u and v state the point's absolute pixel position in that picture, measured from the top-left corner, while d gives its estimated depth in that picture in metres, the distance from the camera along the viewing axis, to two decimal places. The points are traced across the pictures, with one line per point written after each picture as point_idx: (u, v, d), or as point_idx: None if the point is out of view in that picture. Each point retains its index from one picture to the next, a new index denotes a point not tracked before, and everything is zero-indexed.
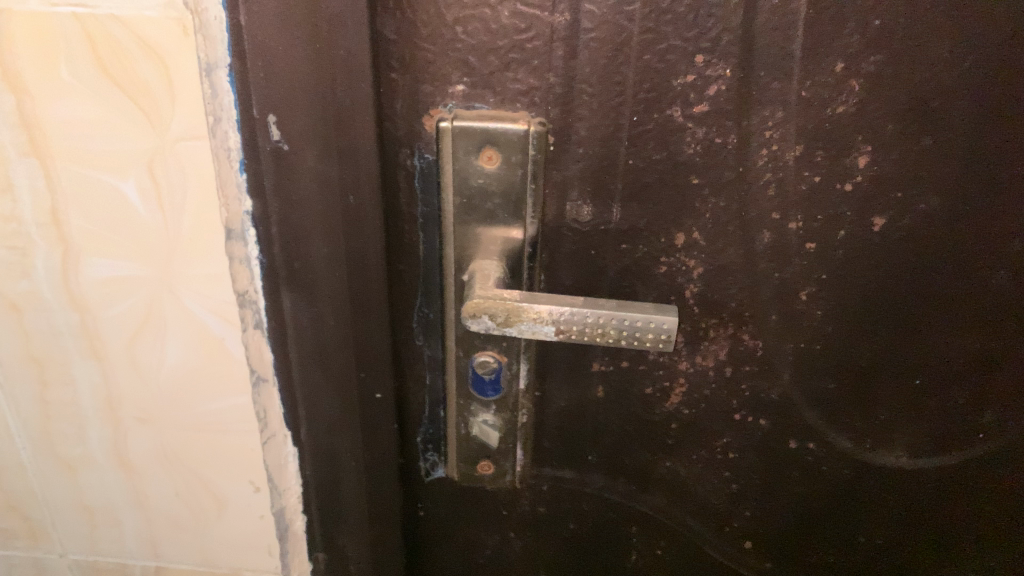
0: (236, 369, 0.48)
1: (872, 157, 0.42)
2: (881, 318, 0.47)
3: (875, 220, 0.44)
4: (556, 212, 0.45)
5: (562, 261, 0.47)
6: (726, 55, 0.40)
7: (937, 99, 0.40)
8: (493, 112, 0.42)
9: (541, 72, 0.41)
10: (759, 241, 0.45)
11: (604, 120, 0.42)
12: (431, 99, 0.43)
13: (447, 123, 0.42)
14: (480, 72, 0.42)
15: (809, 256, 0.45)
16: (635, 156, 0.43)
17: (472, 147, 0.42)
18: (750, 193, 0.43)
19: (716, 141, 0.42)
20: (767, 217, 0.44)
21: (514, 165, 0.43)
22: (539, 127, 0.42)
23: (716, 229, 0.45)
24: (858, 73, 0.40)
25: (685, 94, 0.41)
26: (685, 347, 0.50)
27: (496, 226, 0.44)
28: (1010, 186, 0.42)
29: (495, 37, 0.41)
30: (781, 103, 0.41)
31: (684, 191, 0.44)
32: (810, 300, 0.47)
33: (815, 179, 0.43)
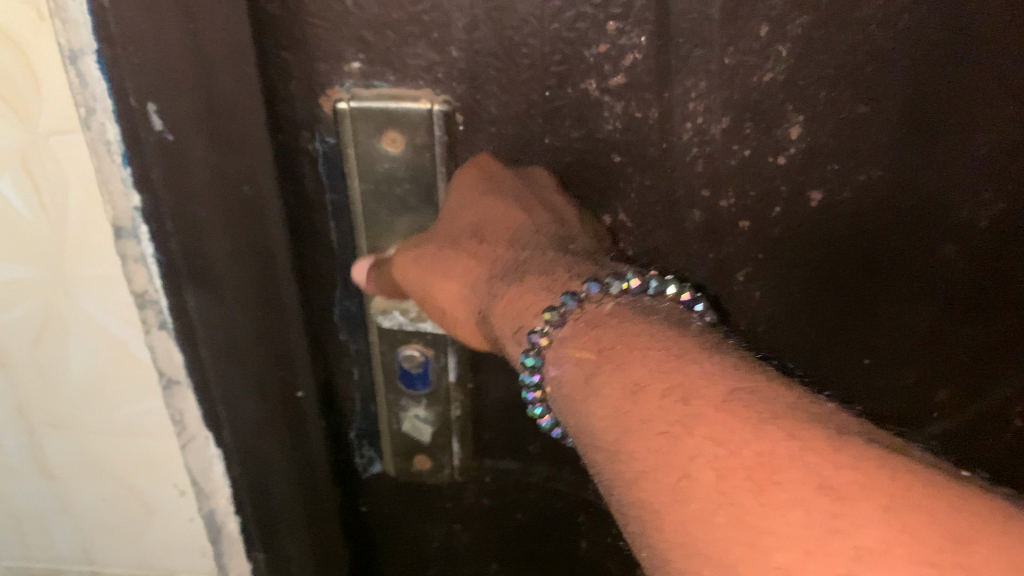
0: (144, 370, 0.45)
1: (805, 127, 0.39)
2: (822, 297, 0.44)
3: (811, 195, 0.41)
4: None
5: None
6: (640, 21, 0.36)
7: (872, 64, 0.37)
8: (393, 89, 0.39)
9: (440, 46, 0.37)
10: (690, 221, 0.42)
11: (514, 98, 0.38)
12: (326, 78, 0.39)
13: (344, 106, 0.39)
14: (375, 48, 0.38)
15: (743, 234, 0.42)
16: (551, 134, 0.40)
17: (373, 130, 0.39)
18: (676, 169, 0.40)
19: (637, 116, 0.39)
20: (697, 194, 0.41)
21: (420, 149, 0.40)
22: (444, 105, 0.39)
23: (643, 209, 0.42)
24: (783, 37, 0.36)
25: (600, 66, 0.37)
26: None
27: (407, 214, 0.42)
28: (955, 152, 0.39)
29: (386, 8, 0.37)
30: (703, 73, 0.37)
31: (606, 170, 0.40)
32: (747, 282, 0.44)
33: (744, 153, 0.39)
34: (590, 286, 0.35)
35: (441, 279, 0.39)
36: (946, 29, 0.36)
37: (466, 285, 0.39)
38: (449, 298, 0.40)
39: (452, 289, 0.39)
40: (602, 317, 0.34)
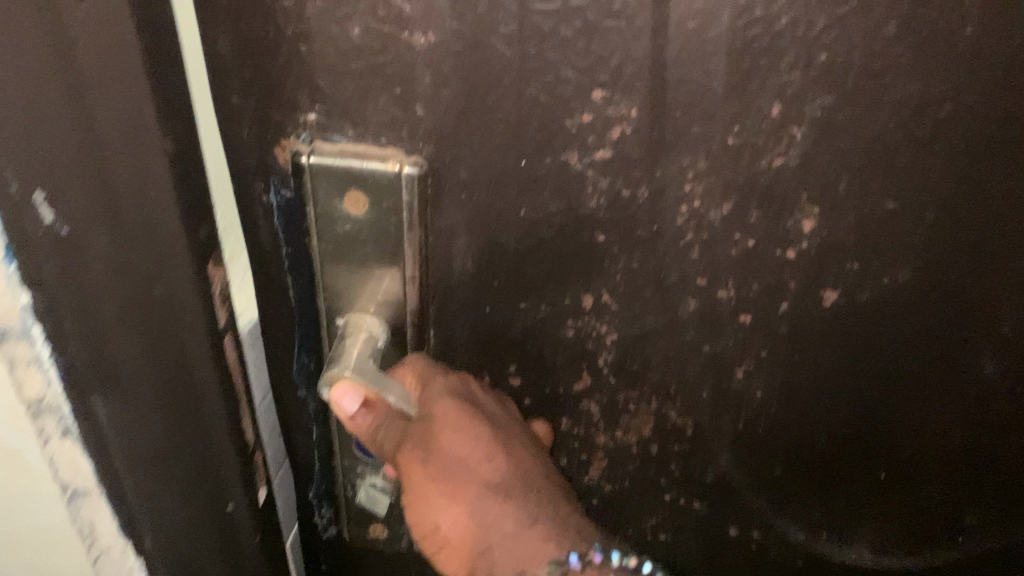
0: (43, 481, 0.35)
1: (820, 219, 0.33)
2: (837, 406, 0.39)
3: (826, 294, 0.35)
4: (438, 265, 0.37)
5: (456, 327, 0.39)
6: (630, 90, 0.31)
7: (906, 155, 0.31)
8: (357, 146, 0.34)
9: (405, 102, 0.32)
10: (683, 309, 0.37)
11: (487, 164, 0.34)
12: (280, 125, 0.34)
13: (303, 160, 0.34)
14: (334, 99, 0.33)
15: (744, 327, 0.37)
16: (527, 205, 0.34)
17: (334, 188, 0.35)
18: (667, 254, 0.35)
19: (623, 194, 0.34)
20: (691, 281, 0.36)
21: (387, 214, 0.35)
22: (412, 167, 0.34)
23: (630, 292, 0.36)
24: (799, 118, 0.31)
25: (583, 136, 0.32)
26: (604, 420, 0.41)
27: (367, 277, 0.37)
28: (1004, 265, 0.34)
29: (345, 58, 0.32)
30: (702, 151, 0.32)
31: (589, 248, 0.35)
32: (747, 379, 0.38)
33: (748, 243, 0.34)
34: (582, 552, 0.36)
35: (446, 502, 0.36)
36: (993, 125, 0.30)
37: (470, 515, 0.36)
38: (447, 524, 0.37)
39: (455, 517, 0.36)
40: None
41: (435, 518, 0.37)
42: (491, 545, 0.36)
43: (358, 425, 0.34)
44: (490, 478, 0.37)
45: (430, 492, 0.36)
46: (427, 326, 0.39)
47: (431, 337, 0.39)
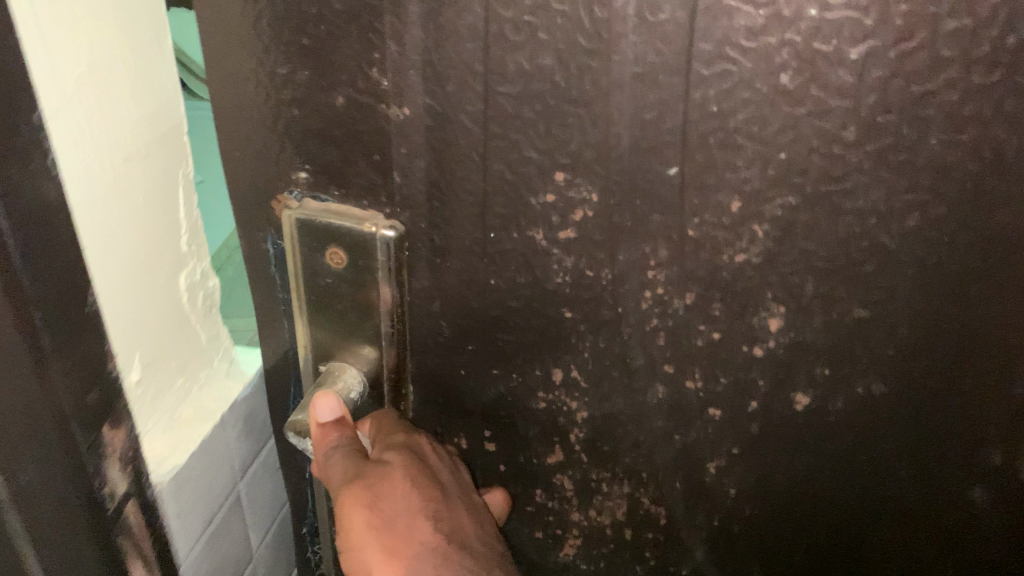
0: None
1: (788, 320, 0.32)
2: (815, 514, 0.37)
3: (797, 397, 0.34)
4: (416, 325, 0.38)
5: (434, 386, 0.40)
6: (590, 174, 0.31)
7: (873, 262, 0.30)
8: (339, 207, 0.35)
9: (381, 168, 0.34)
10: (652, 395, 0.36)
11: (459, 234, 0.35)
12: (275, 180, 0.36)
13: (291, 216, 0.36)
14: (320, 161, 0.34)
15: (714, 422, 0.36)
16: (495, 276, 0.35)
17: (317, 244, 0.36)
18: (632, 337, 0.35)
19: (587, 273, 0.34)
20: (659, 368, 0.35)
21: (366, 272, 0.36)
22: (389, 231, 0.35)
23: (598, 371, 0.36)
24: (759, 216, 0.30)
25: (547, 215, 0.33)
26: (579, 497, 0.41)
27: (346, 330, 0.38)
28: (993, 393, 0.32)
29: (326, 125, 0.33)
30: (663, 239, 0.32)
31: (557, 322, 0.35)
32: (720, 475, 0.37)
33: (714, 335, 0.33)
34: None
35: (382, 555, 0.34)
36: (968, 238, 0.29)
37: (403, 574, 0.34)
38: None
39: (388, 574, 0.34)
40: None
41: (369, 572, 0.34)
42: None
43: (324, 439, 0.36)
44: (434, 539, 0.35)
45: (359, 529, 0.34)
46: (406, 383, 0.40)
47: (411, 395, 0.40)
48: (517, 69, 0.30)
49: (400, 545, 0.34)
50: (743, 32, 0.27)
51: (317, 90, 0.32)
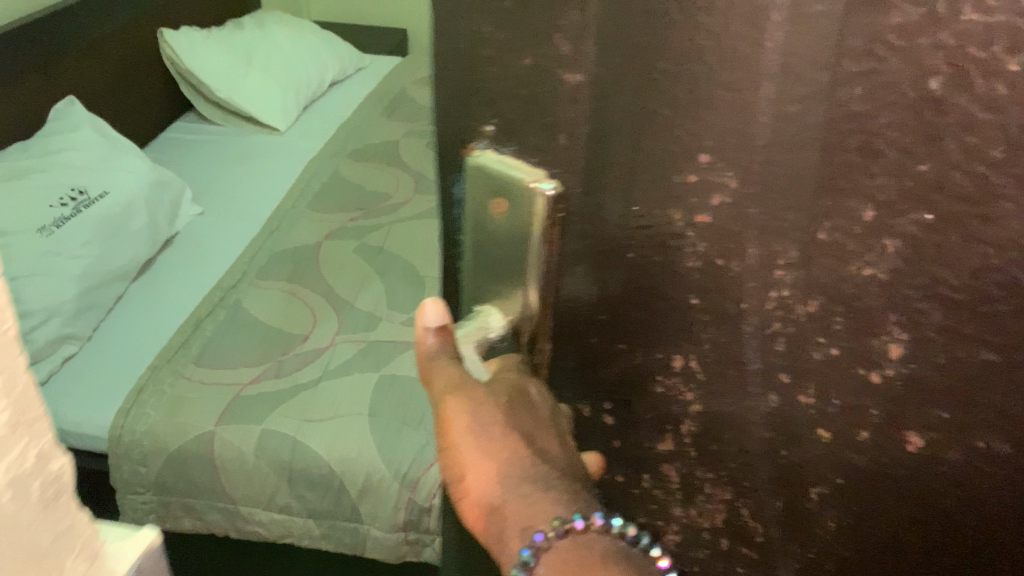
0: None
1: (910, 348, 0.30)
2: (910, 558, 0.35)
3: (910, 438, 0.32)
4: (561, 287, 0.37)
5: (563, 347, 0.38)
6: (731, 161, 0.29)
7: (1007, 300, 0.27)
8: (512, 160, 0.35)
9: (551, 130, 0.33)
10: (763, 404, 0.34)
11: (614, 207, 0.33)
12: (463, 128, 0.36)
13: (470, 161, 0.37)
14: (505, 117, 0.34)
15: (822, 446, 0.34)
16: (631, 249, 0.34)
17: (490, 192, 0.37)
18: (752, 337, 0.33)
19: (717, 262, 0.32)
20: (775, 377, 0.33)
21: (524, 220, 0.36)
22: (548, 186, 0.34)
23: (715, 366, 0.34)
24: (890, 231, 0.28)
25: (685, 198, 0.31)
26: (682, 493, 0.39)
27: (502, 281, 0.38)
28: None
29: (507, 79, 0.33)
30: (796, 240, 0.30)
31: (683, 309, 0.34)
32: (820, 503, 0.35)
33: (833, 350, 0.31)
34: (615, 521, 0.36)
35: (481, 457, 0.38)
36: None
37: (494, 476, 0.37)
38: (471, 477, 0.38)
39: (482, 473, 0.38)
40: (595, 551, 0.35)
41: (462, 469, 0.38)
42: (504, 508, 0.37)
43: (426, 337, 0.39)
44: (527, 460, 0.37)
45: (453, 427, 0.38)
46: (544, 340, 0.38)
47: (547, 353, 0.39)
48: (679, 47, 0.28)
49: (495, 454, 0.37)
50: (893, 31, 0.25)
51: (508, 50, 0.32)
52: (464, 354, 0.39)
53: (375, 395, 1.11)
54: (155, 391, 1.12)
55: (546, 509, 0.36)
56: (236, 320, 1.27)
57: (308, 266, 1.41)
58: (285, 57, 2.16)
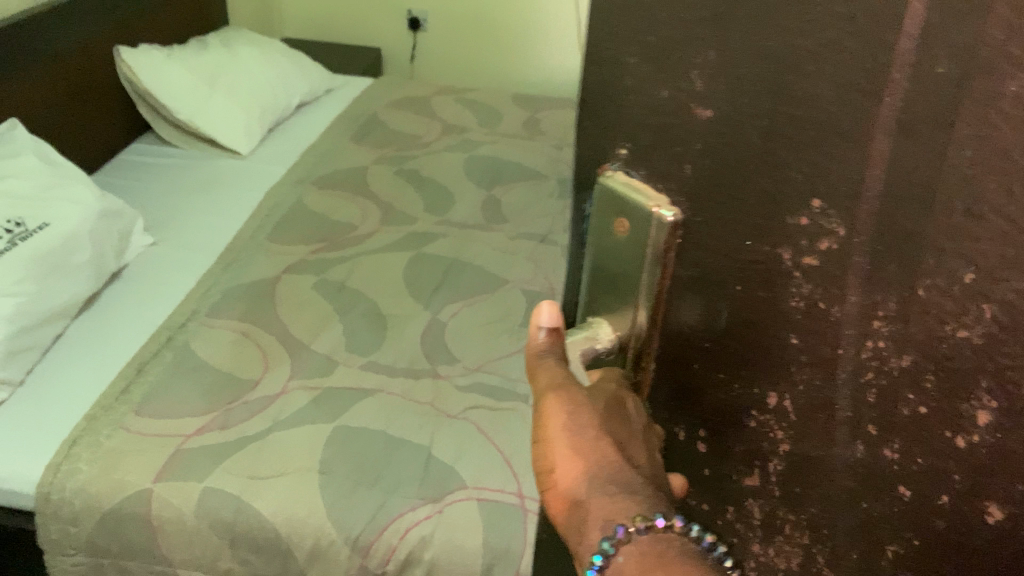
0: None
1: (997, 417, 0.30)
2: None
3: (990, 509, 0.32)
4: (671, 313, 0.37)
5: (670, 375, 0.39)
6: (844, 207, 0.30)
7: None
8: (641, 183, 0.36)
9: (678, 160, 0.34)
10: (850, 454, 0.34)
11: (721, 236, 0.34)
12: (600, 148, 0.37)
13: (604, 174, 0.37)
14: (639, 147, 0.35)
15: (902, 503, 0.34)
16: (741, 283, 0.34)
17: (611, 208, 0.38)
18: (846, 385, 0.33)
19: (822, 305, 0.32)
20: (863, 427, 0.33)
21: (641, 250, 0.37)
22: (668, 213, 0.35)
23: (807, 407, 0.34)
24: (987, 296, 0.28)
25: (796, 238, 0.32)
26: (762, 528, 0.38)
27: (617, 304, 0.39)
28: None
29: (643, 107, 0.34)
30: (896, 293, 0.30)
31: (780, 346, 0.34)
32: (896, 560, 0.35)
33: (921, 408, 0.32)
34: (696, 530, 0.37)
35: (569, 454, 0.42)
36: None
37: (581, 472, 0.41)
38: (560, 470, 0.42)
39: (569, 465, 0.42)
40: (672, 556, 0.36)
41: (552, 462, 0.42)
42: (589, 502, 0.40)
43: (539, 339, 0.44)
44: (612, 467, 0.41)
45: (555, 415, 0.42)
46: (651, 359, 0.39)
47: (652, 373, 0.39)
48: (805, 93, 0.29)
49: (581, 453, 0.41)
50: (1011, 99, 0.26)
51: (649, 81, 0.33)
52: (569, 371, 0.43)
53: (325, 450, 1.06)
54: (89, 445, 1.07)
55: (631, 508, 0.39)
56: (182, 363, 1.22)
57: (263, 305, 1.36)
58: (255, 82, 2.12)
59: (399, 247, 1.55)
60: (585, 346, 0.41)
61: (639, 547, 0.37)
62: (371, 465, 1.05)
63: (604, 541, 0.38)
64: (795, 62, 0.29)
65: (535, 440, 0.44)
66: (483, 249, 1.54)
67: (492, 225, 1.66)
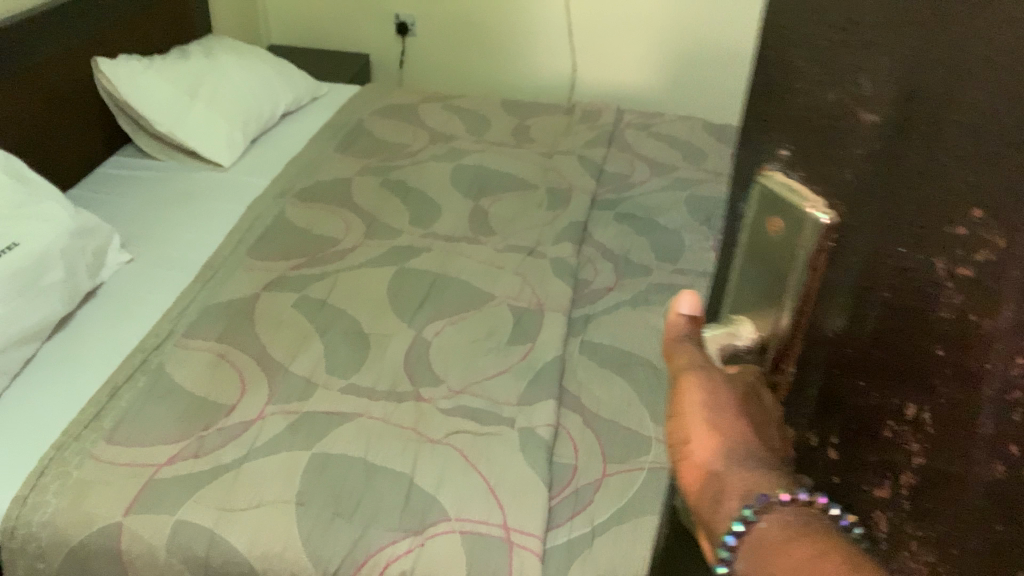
0: None
1: None
2: None
3: None
4: (823, 318, 0.35)
5: (814, 380, 0.36)
6: (1004, 213, 0.27)
7: None
8: (799, 187, 0.34)
9: (841, 163, 0.32)
10: (987, 470, 0.29)
11: (880, 237, 0.31)
12: (763, 152, 0.36)
13: (763, 176, 0.36)
14: (803, 152, 0.34)
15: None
16: (891, 288, 0.31)
17: (766, 209, 0.36)
18: (989, 398, 0.28)
19: (973, 318, 0.28)
20: (991, 441, 0.28)
21: (789, 254, 0.35)
22: (823, 214, 0.33)
23: (948, 418, 0.30)
24: None
25: (952, 245, 0.28)
26: (885, 543, 0.34)
27: (762, 311, 0.38)
28: None
29: (806, 104, 0.33)
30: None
31: (924, 354, 0.30)
32: None
33: None
34: (837, 508, 0.35)
35: (707, 429, 0.40)
36: None
37: (718, 448, 0.39)
38: (696, 443, 0.40)
39: (705, 438, 0.40)
40: (814, 529, 0.34)
41: (688, 435, 0.41)
42: (725, 475, 0.39)
43: (679, 325, 0.44)
44: (751, 449, 0.39)
45: (691, 392, 0.41)
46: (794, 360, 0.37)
47: (790, 376, 0.37)
48: (971, 100, 0.27)
49: (717, 428, 0.40)
50: None
51: (818, 83, 0.32)
52: (707, 351, 0.41)
53: (304, 480, 1.01)
54: (58, 476, 1.02)
55: (772, 484, 0.37)
56: (156, 388, 1.17)
57: (242, 323, 1.31)
58: (239, 91, 2.07)
59: (383, 262, 1.50)
60: (718, 341, 0.40)
61: (783, 517, 0.36)
62: (350, 495, 1.00)
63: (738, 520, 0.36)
64: (970, 66, 0.27)
65: (671, 412, 0.42)
66: (471, 264, 1.50)
67: (479, 238, 1.61)
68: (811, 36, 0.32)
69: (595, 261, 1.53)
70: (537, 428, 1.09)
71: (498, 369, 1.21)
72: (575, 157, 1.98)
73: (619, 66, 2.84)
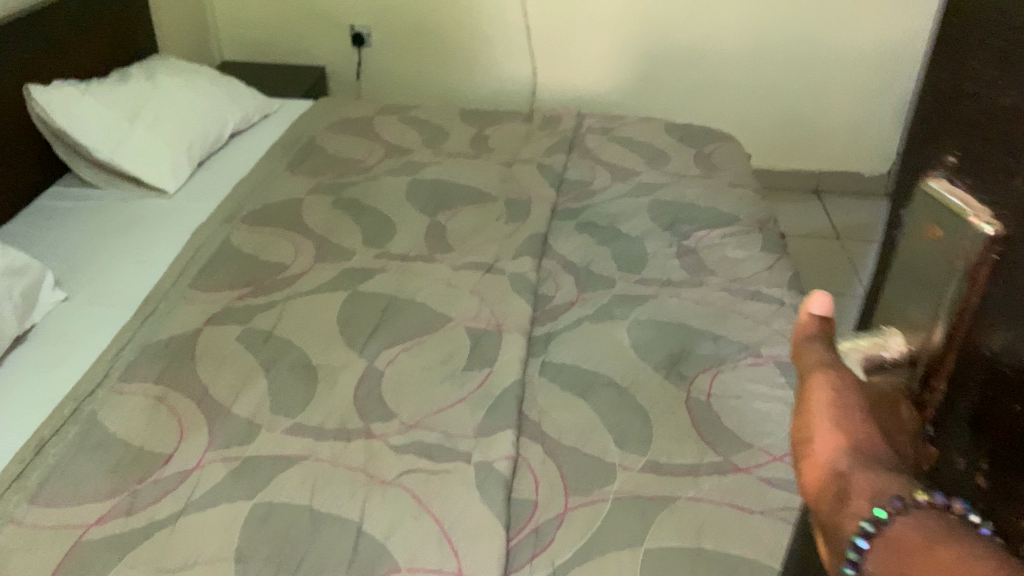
0: None
1: None
2: None
3: None
4: (989, 337, 0.33)
5: (967, 400, 0.34)
6: None
7: None
8: (964, 193, 0.33)
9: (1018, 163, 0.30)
10: None
11: None
12: (927, 163, 0.37)
13: (931, 181, 0.35)
14: (975, 157, 0.33)
15: None
16: None
17: (925, 217, 0.35)
18: None
19: None
20: None
21: (950, 257, 0.33)
22: (987, 227, 0.31)
23: None
24: None
25: None
26: None
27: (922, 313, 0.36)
28: None
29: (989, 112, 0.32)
30: None
31: None
32: None
33: None
34: (978, 518, 0.31)
35: (831, 425, 0.38)
36: None
37: (843, 445, 0.37)
38: (819, 440, 0.38)
39: (828, 433, 0.38)
40: (953, 530, 0.31)
41: (811, 435, 0.39)
42: (851, 475, 0.36)
43: (808, 325, 0.44)
44: (877, 454, 0.37)
45: (819, 395, 0.39)
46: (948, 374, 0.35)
47: (937, 395, 0.36)
48: None
49: (842, 425, 0.38)
50: None
51: (998, 82, 0.31)
52: (840, 356, 0.40)
53: (243, 535, 0.94)
54: None
55: (903, 487, 0.35)
56: (88, 438, 1.09)
57: (181, 362, 1.23)
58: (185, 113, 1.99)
59: (334, 287, 1.42)
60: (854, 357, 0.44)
61: (918, 518, 0.33)
62: (292, 547, 0.92)
63: (869, 521, 0.34)
64: None
65: (795, 415, 0.41)
66: (427, 284, 1.43)
67: (436, 256, 1.54)
68: (998, 28, 0.32)
69: (556, 274, 1.46)
70: (495, 462, 1.02)
71: (455, 398, 1.14)
72: (535, 165, 1.91)
73: (580, 69, 2.78)
